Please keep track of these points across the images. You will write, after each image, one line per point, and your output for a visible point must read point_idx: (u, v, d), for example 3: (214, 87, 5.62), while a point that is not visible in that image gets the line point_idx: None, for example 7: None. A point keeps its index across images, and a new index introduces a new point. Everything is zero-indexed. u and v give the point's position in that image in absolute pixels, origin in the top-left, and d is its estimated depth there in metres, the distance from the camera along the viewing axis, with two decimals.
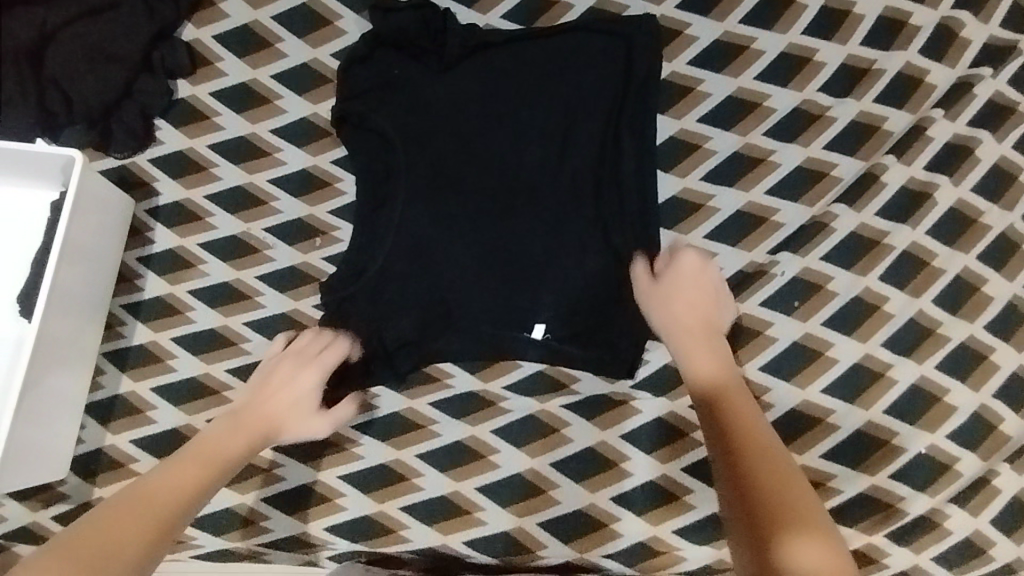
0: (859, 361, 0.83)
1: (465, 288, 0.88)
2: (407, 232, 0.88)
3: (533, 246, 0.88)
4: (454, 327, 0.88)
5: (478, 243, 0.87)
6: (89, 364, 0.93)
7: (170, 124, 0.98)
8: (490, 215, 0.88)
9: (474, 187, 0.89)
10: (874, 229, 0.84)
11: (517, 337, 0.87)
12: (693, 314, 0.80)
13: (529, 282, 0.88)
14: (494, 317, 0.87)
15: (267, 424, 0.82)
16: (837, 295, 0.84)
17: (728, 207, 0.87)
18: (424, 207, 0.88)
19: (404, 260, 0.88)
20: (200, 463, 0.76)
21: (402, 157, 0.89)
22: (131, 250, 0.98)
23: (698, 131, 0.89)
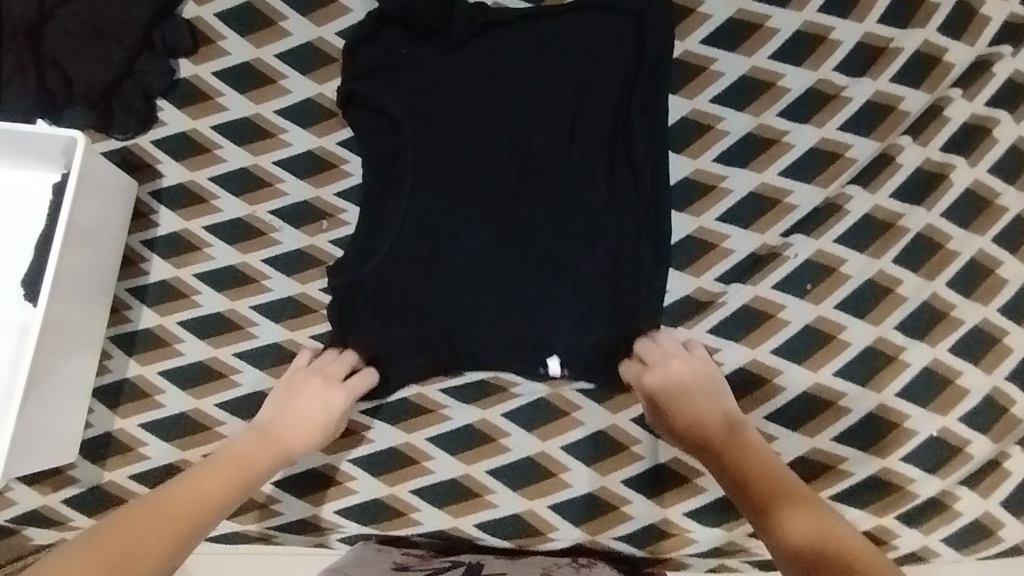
0: (871, 344, 0.82)
1: (475, 274, 0.85)
2: (415, 215, 0.86)
3: (546, 231, 0.85)
4: (463, 314, 0.85)
5: (490, 226, 0.85)
6: (96, 349, 0.92)
7: (172, 105, 0.96)
8: (500, 199, 0.86)
9: (485, 170, 0.87)
10: (889, 211, 0.83)
11: (529, 326, 0.85)
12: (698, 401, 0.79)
13: (542, 268, 0.85)
14: (504, 303, 0.85)
15: (287, 441, 0.81)
16: (850, 278, 0.83)
17: (741, 188, 0.86)
18: (433, 189, 0.86)
19: (410, 245, 0.86)
20: (232, 472, 0.75)
21: (409, 139, 0.87)
22: (136, 233, 0.97)
23: (711, 112, 0.87)
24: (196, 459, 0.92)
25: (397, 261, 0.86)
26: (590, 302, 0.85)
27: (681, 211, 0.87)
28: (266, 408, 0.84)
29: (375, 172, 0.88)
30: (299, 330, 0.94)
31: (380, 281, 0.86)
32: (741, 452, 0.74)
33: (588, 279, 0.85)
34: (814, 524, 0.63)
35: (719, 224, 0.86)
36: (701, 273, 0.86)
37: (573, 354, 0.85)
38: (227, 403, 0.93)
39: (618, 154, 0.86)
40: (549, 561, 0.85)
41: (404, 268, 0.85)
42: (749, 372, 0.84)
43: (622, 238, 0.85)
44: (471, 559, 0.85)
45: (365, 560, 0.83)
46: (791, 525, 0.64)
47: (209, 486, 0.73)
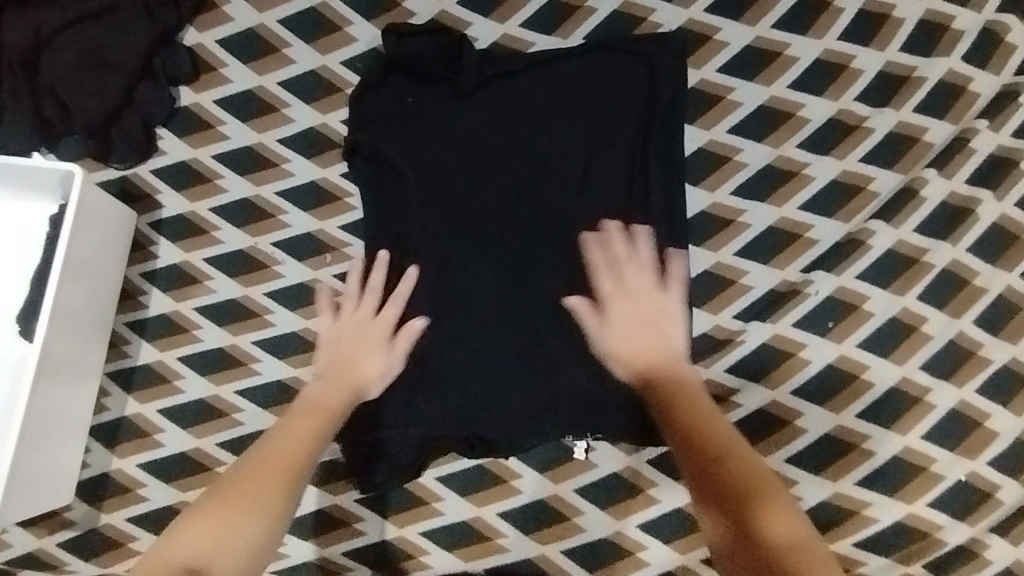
0: (896, 385, 0.79)
1: (484, 331, 0.85)
2: (424, 272, 0.86)
3: (558, 288, 0.85)
4: (472, 372, 0.85)
5: (500, 283, 0.86)
6: (93, 386, 0.89)
7: (172, 133, 0.94)
8: (508, 255, 0.86)
9: (492, 225, 0.87)
10: (913, 246, 0.80)
11: (543, 385, 0.84)
12: (637, 329, 0.70)
13: (552, 327, 0.85)
14: (516, 361, 0.85)
15: (355, 381, 0.77)
16: (873, 315, 0.80)
17: (760, 223, 0.83)
18: (442, 246, 0.87)
19: (419, 302, 0.86)
20: (310, 418, 0.71)
21: (417, 193, 0.87)
22: (134, 266, 0.94)
23: (729, 143, 0.85)
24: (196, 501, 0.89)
25: (406, 318, 0.85)
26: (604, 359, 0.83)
27: (697, 245, 0.84)
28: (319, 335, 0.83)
29: (385, 226, 0.88)
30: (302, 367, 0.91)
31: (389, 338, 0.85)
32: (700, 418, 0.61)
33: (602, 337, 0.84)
34: (784, 528, 0.52)
35: (738, 260, 0.83)
36: (719, 310, 0.83)
37: (587, 412, 0.84)
38: (227, 442, 0.90)
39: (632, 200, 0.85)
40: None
41: (414, 326, 0.85)
42: (769, 414, 0.81)
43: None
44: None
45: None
46: (765, 522, 0.53)
47: (301, 429, 0.69)
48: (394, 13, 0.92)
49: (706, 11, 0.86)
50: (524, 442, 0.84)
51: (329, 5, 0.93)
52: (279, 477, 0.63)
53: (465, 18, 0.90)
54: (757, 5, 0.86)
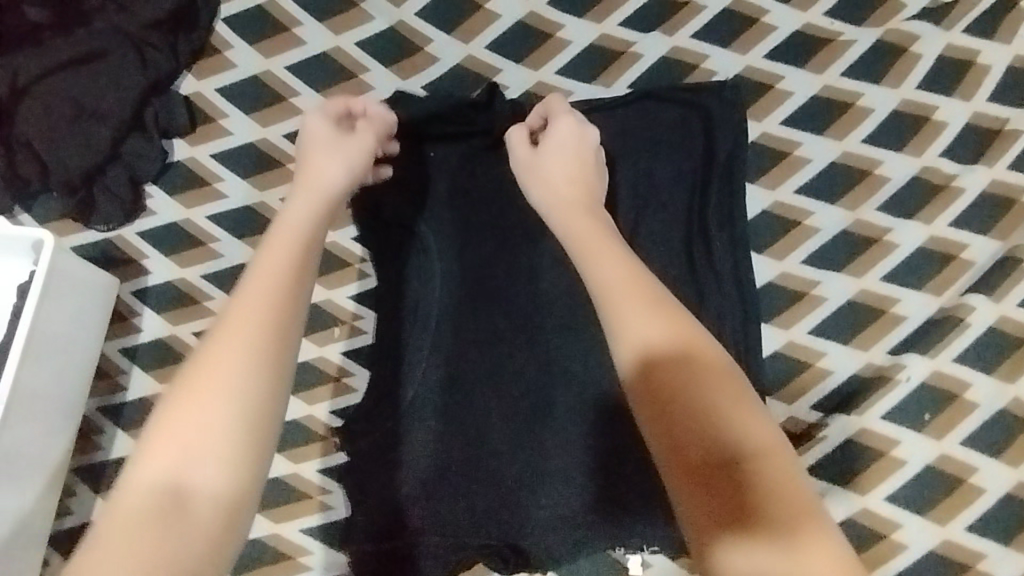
0: (1012, 492, 0.65)
1: (512, 422, 0.74)
2: (444, 351, 0.76)
3: (596, 374, 0.74)
4: (500, 468, 0.73)
5: (532, 365, 0.75)
6: (54, 485, 0.76)
7: (163, 191, 0.83)
8: (536, 336, 0.76)
9: (519, 302, 0.77)
10: (1018, 322, 0.68)
11: (584, 483, 0.71)
12: (573, 188, 0.62)
13: (592, 414, 0.73)
14: (550, 454, 0.73)
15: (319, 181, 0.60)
16: (978, 407, 0.67)
17: (838, 296, 0.73)
18: (466, 322, 0.76)
19: (442, 387, 0.75)
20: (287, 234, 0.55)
21: (440, 264, 0.78)
22: (113, 339, 0.83)
23: (797, 205, 0.75)
24: None
25: (413, 404, 0.74)
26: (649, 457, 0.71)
27: (768, 322, 0.74)
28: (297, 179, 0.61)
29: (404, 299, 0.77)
30: (303, 461, 0.76)
31: (407, 428, 0.74)
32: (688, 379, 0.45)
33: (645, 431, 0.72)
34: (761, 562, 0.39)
35: (815, 339, 0.72)
36: (795, 399, 0.72)
37: (640, 518, 0.70)
38: None
39: (685, 273, 0.73)
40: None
41: (436, 417, 0.74)
42: (862, 526, 0.66)
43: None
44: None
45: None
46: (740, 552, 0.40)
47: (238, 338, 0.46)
48: (416, 58, 0.82)
49: (765, 58, 0.78)
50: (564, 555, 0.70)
51: (342, 50, 0.83)
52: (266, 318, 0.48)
53: (495, 64, 0.81)
54: (824, 52, 0.77)
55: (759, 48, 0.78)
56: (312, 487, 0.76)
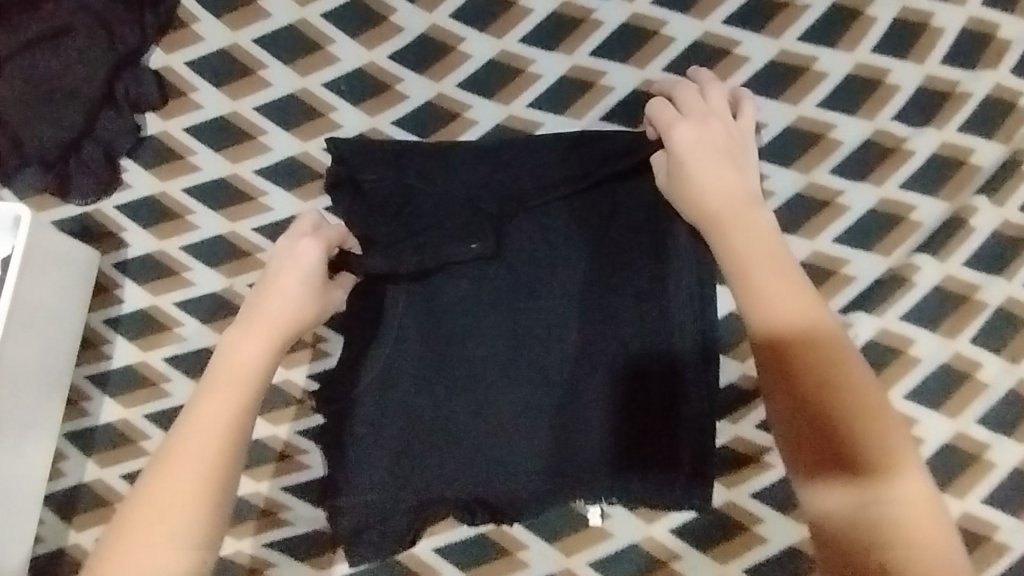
0: (950, 442, 0.69)
1: (486, 388, 0.77)
2: (422, 317, 0.78)
3: (567, 340, 0.77)
4: (481, 428, 0.76)
5: (510, 328, 0.78)
6: (42, 450, 0.79)
7: (137, 164, 0.85)
8: (500, 315, 0.78)
9: (482, 281, 0.78)
10: (962, 281, 0.70)
11: (555, 437, 0.76)
12: (721, 182, 0.61)
13: (567, 374, 0.77)
14: (527, 414, 0.76)
15: (277, 327, 0.62)
16: (921, 361, 0.70)
17: (791, 257, 0.75)
18: (445, 289, 0.78)
19: (419, 353, 0.78)
20: (227, 390, 0.57)
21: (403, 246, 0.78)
22: (96, 311, 0.85)
23: (754, 168, 0.77)
24: None
25: (391, 368, 0.77)
26: (616, 416, 0.76)
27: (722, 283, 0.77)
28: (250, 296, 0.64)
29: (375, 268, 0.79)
30: (281, 423, 0.80)
31: (384, 392, 0.77)
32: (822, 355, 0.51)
33: (613, 392, 0.76)
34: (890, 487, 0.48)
35: None
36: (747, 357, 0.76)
37: (604, 473, 0.75)
38: None
39: (647, 240, 0.77)
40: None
41: (415, 383, 0.77)
42: None
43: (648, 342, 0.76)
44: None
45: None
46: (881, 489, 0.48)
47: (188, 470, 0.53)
48: (381, 29, 0.83)
49: (723, 24, 0.79)
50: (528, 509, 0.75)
51: (309, 22, 0.84)
52: (202, 526, 0.52)
53: (459, 33, 0.83)
54: (779, 16, 0.78)
55: (717, 14, 0.79)
56: (291, 447, 0.80)
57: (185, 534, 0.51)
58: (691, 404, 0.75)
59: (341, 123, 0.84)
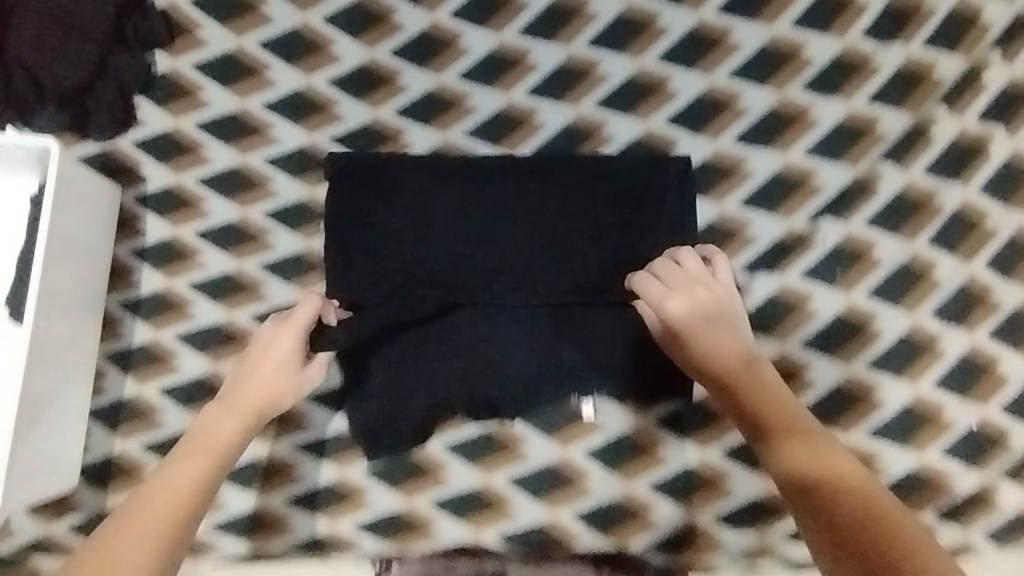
0: (906, 334, 0.78)
1: (492, 298, 0.84)
2: (429, 235, 0.85)
3: (566, 251, 0.85)
4: (488, 332, 0.83)
5: (513, 244, 0.85)
6: (82, 369, 0.84)
7: (150, 102, 0.90)
8: (476, 238, 0.85)
9: (453, 212, 0.86)
10: (923, 187, 0.78)
11: (556, 337, 0.83)
12: (716, 335, 0.68)
13: (565, 280, 0.84)
14: (530, 318, 0.83)
15: (255, 404, 0.71)
16: (882, 262, 0.79)
17: (764, 170, 0.84)
18: (450, 209, 0.86)
19: (428, 267, 0.85)
20: (199, 456, 0.66)
21: (374, 188, 0.86)
22: (122, 243, 0.90)
23: (731, 88, 0.85)
24: None
25: (403, 281, 0.84)
26: (610, 316, 0.83)
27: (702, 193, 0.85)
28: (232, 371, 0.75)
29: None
30: None
31: (397, 300, 0.84)
32: (764, 398, 0.66)
33: (605, 295, 0.84)
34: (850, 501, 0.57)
35: (743, 209, 0.84)
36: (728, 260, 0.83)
37: (599, 368, 0.83)
38: None
39: (633, 158, 0.85)
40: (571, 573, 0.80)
41: (426, 292, 0.84)
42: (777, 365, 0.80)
43: (637, 250, 0.84)
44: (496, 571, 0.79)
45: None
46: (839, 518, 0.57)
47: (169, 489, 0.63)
48: None
49: None
50: (530, 403, 0.83)
51: None
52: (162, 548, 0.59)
53: None
54: None
55: None
56: None
57: (145, 549, 0.59)
58: None
59: (341, 55, 0.88)
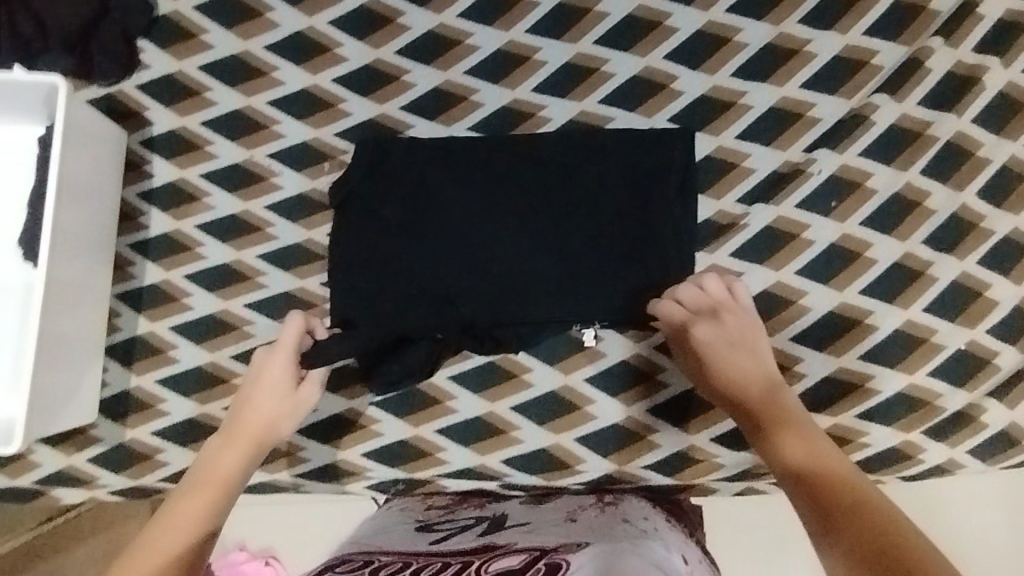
0: (899, 260, 0.80)
1: (494, 240, 0.84)
2: (429, 181, 0.86)
3: (568, 189, 0.84)
4: (491, 271, 0.84)
5: (515, 186, 0.85)
6: (98, 308, 0.86)
7: (154, 45, 0.91)
8: (476, 211, 0.85)
9: (453, 163, 0.86)
10: (917, 119, 0.80)
11: (558, 271, 0.83)
12: (739, 362, 0.74)
13: (567, 214, 0.84)
14: (533, 255, 0.83)
15: (253, 435, 0.76)
16: (877, 192, 0.80)
17: (761, 104, 0.83)
18: (450, 156, 0.86)
19: (428, 211, 0.85)
20: (204, 487, 0.70)
21: (370, 186, 0.87)
22: (130, 186, 0.91)
23: (727, 23, 0.83)
24: (217, 412, 0.89)
25: (403, 225, 0.86)
26: (614, 250, 0.83)
27: (700, 130, 0.84)
28: (228, 415, 0.79)
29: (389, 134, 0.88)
30: (309, 277, 0.89)
31: (399, 243, 0.85)
32: (785, 416, 0.69)
33: (608, 229, 0.83)
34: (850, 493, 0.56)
35: (740, 143, 0.83)
36: (723, 195, 0.83)
37: (598, 297, 0.82)
38: (241, 354, 0.89)
39: (634, 91, 0.85)
40: (576, 504, 0.80)
41: (426, 237, 0.85)
42: (773, 295, 0.81)
43: (636, 181, 0.83)
44: (494, 511, 0.80)
45: (386, 520, 0.82)
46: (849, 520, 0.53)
47: (183, 512, 0.66)
48: None
49: None
50: (533, 336, 0.84)
51: None
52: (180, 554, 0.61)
53: None
54: None
55: None
56: (317, 297, 0.88)
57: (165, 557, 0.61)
58: (675, 235, 0.82)
59: None
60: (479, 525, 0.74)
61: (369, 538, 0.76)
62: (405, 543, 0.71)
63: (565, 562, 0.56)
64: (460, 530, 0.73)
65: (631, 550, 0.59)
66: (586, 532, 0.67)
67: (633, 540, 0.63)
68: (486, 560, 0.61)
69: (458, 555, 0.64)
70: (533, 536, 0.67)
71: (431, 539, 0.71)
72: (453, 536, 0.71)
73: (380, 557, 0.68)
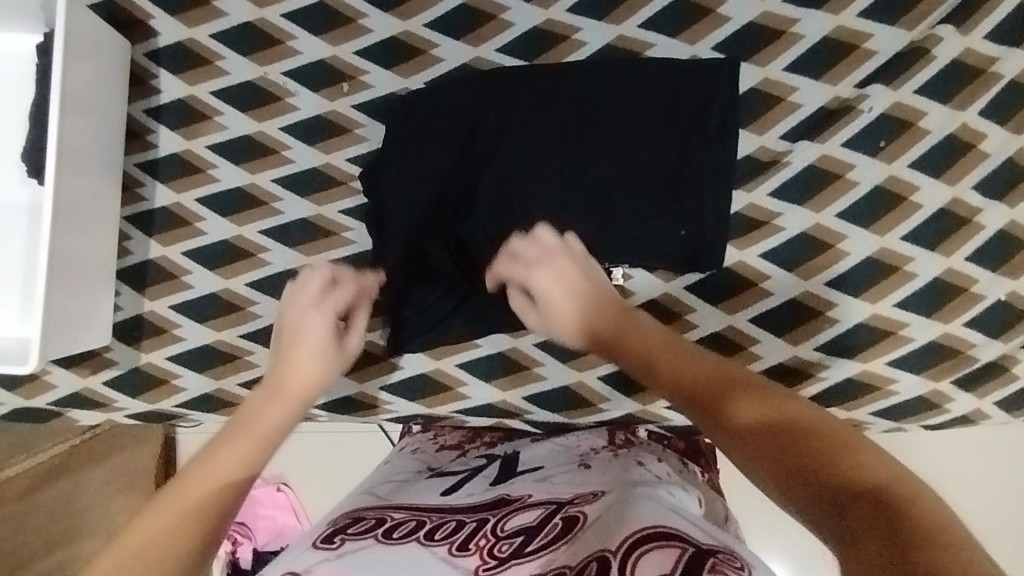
0: (945, 206, 0.76)
1: (525, 175, 0.80)
2: (459, 112, 0.81)
3: (603, 123, 0.79)
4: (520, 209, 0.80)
5: (550, 119, 0.80)
6: (109, 230, 0.83)
7: None
8: (508, 145, 0.80)
9: (486, 93, 0.81)
10: (980, 55, 0.75)
11: (591, 209, 0.79)
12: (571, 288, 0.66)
13: (603, 148, 0.79)
14: (565, 190, 0.79)
15: (309, 368, 0.67)
16: (929, 133, 0.76)
17: (814, 33, 0.77)
18: (484, 87, 0.81)
19: (458, 142, 0.81)
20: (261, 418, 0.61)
21: (395, 126, 0.82)
22: (136, 102, 0.86)
23: None
24: (232, 340, 0.87)
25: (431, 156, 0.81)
26: (649, 188, 0.79)
27: (746, 61, 0.79)
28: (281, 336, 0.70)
29: (412, 54, 0.83)
30: (327, 204, 0.85)
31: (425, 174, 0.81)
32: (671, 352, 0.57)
33: (645, 165, 0.79)
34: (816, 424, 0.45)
35: (787, 77, 0.78)
36: (765, 131, 0.79)
37: (632, 237, 0.79)
38: (256, 283, 0.86)
39: (678, 14, 0.79)
40: (586, 442, 0.78)
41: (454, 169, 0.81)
42: (812, 238, 0.79)
43: (677, 114, 0.79)
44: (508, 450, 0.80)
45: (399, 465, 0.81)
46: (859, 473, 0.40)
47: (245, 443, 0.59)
48: None
49: None
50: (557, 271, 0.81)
51: None
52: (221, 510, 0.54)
53: None
54: None
55: None
56: (336, 226, 0.85)
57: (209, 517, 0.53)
58: (713, 173, 0.78)
59: None
60: (489, 471, 0.73)
61: (382, 488, 0.72)
62: (419, 498, 0.67)
63: (583, 515, 0.54)
64: (472, 476, 0.72)
65: (646, 496, 0.57)
66: (599, 475, 0.65)
67: (647, 485, 0.60)
68: (500, 517, 0.57)
69: (471, 513, 0.60)
70: (546, 487, 0.64)
71: (441, 489, 0.69)
72: (463, 486, 0.69)
73: (392, 514, 0.63)
